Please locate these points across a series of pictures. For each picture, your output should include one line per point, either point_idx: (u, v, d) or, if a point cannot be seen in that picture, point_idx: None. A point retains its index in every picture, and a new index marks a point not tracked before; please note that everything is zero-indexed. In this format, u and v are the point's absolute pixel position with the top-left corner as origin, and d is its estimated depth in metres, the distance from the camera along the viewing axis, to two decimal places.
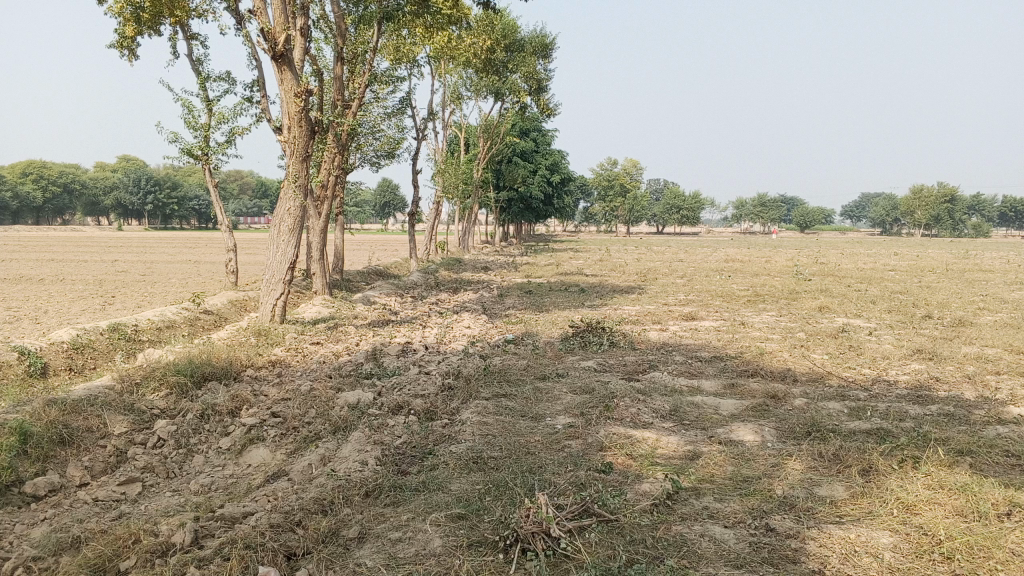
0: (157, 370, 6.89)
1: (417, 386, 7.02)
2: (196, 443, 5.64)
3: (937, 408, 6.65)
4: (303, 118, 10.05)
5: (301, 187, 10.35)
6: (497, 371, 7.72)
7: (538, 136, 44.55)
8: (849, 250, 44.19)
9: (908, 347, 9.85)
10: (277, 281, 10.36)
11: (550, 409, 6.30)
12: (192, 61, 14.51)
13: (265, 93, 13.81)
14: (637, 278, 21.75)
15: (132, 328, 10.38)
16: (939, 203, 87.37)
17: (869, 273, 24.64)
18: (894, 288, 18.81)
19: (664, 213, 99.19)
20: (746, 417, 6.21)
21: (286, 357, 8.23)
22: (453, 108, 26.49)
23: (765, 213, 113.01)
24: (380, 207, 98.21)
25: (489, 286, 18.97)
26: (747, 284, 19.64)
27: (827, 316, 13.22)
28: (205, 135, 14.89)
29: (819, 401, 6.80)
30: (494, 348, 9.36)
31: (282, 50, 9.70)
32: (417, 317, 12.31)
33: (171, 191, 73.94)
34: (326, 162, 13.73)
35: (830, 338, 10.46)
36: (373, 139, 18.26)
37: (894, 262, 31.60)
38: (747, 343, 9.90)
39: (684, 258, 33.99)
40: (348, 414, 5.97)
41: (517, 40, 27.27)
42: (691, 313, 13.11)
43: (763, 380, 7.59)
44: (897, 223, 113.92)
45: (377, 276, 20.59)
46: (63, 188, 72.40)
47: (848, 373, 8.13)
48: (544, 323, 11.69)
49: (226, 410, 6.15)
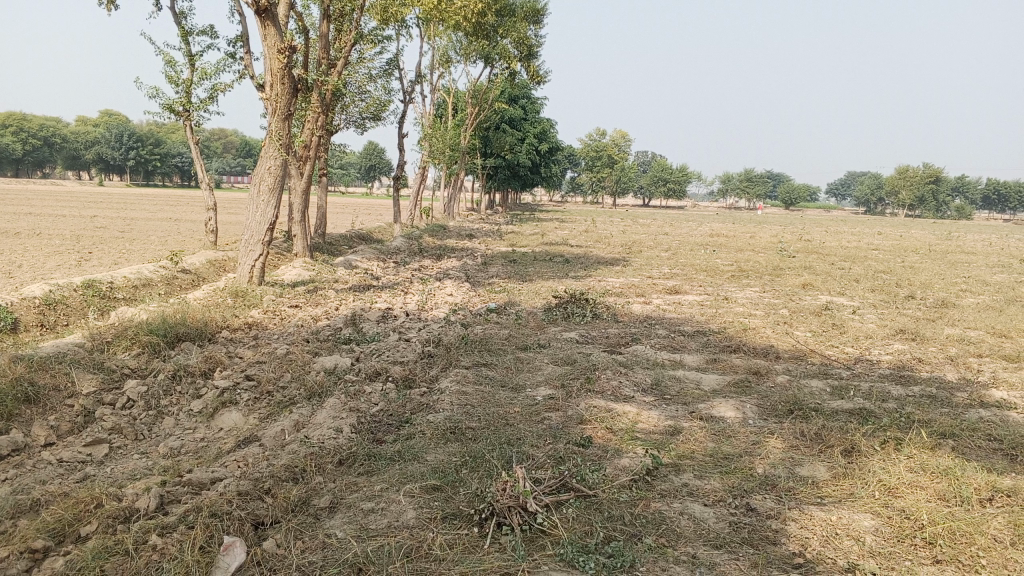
0: (130, 329, 6.72)
1: (396, 352, 6.89)
2: (167, 405, 5.50)
3: (919, 389, 6.61)
4: (286, 75, 9.86)
5: (284, 145, 10.09)
6: (477, 339, 7.62)
7: (527, 103, 44.14)
8: (834, 228, 44.30)
9: (891, 327, 9.83)
10: (256, 242, 10.16)
11: (531, 380, 6.20)
12: (174, 13, 14.13)
13: (248, 49, 13.48)
14: (622, 250, 21.64)
15: (107, 285, 10.16)
16: (923, 184, 87.65)
17: (853, 251, 24.67)
18: (877, 267, 18.83)
19: (651, 185, 98.97)
20: (728, 393, 6.14)
21: (264, 320, 8.07)
22: (442, 71, 26.10)
23: (751, 188, 113.04)
24: (366, 170, 97.42)
25: (473, 254, 18.81)
26: (732, 259, 19.60)
27: (811, 293, 13.20)
28: (187, 90, 14.56)
29: (801, 379, 6.74)
30: (475, 316, 9.24)
31: (266, 4, 9.38)
32: (399, 283, 12.15)
33: (153, 147, 72.99)
34: (309, 122, 13.45)
35: (813, 316, 10.42)
36: (359, 101, 17.95)
37: (877, 241, 31.75)
38: (731, 318, 9.84)
39: (670, 231, 33.92)
40: (324, 379, 5.84)
41: (508, 5, 26.84)
42: (675, 287, 13.03)
43: (746, 356, 7.53)
44: (881, 203, 114.43)
45: (360, 240, 20.37)
46: (43, 141, 71.31)
47: (831, 352, 8.08)
48: (527, 292, 11.58)
49: (199, 371, 6.01)
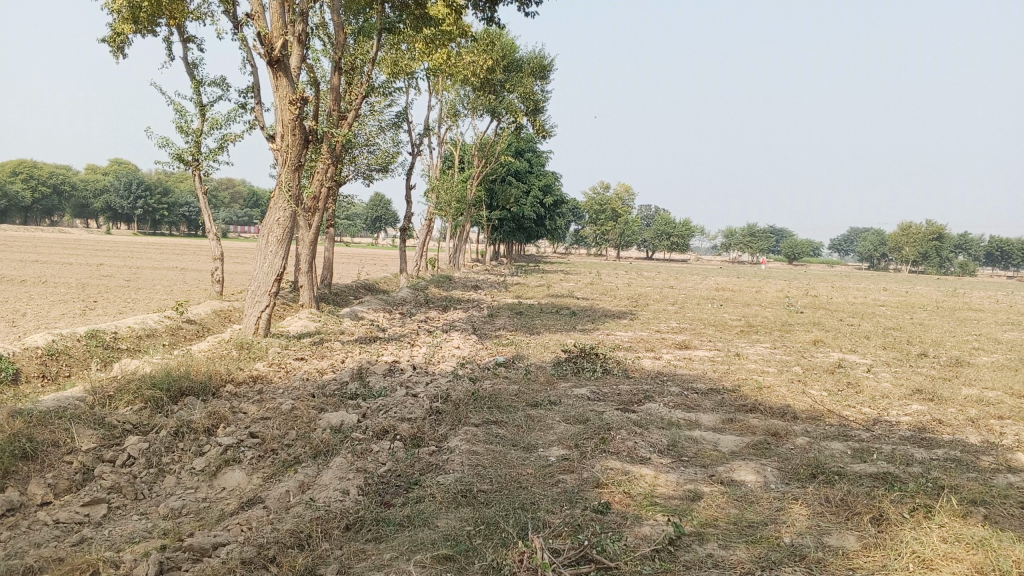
0: (132, 382, 6.56)
1: (404, 409, 6.72)
2: (168, 463, 5.31)
3: (943, 452, 6.39)
4: (298, 126, 9.85)
5: (294, 196, 10.03)
6: (486, 395, 7.43)
7: (532, 156, 44.53)
8: (838, 283, 44.19)
9: (907, 386, 9.63)
10: (262, 293, 10.04)
11: (543, 439, 6.02)
12: (187, 64, 14.26)
13: (259, 100, 13.56)
14: (628, 304, 21.52)
15: (111, 336, 10.02)
16: (926, 240, 87.77)
17: (861, 307, 24.53)
18: (887, 324, 18.64)
19: (655, 239, 99.29)
20: (746, 456, 5.94)
21: (268, 373, 7.92)
22: (449, 124, 26.33)
23: (754, 243, 113.38)
24: (371, 221, 98.10)
25: (480, 306, 18.68)
26: (739, 314, 19.45)
27: (822, 350, 13.02)
28: (197, 140, 14.62)
29: (820, 441, 6.54)
30: (483, 371, 9.06)
31: (279, 56, 9.45)
32: (405, 335, 12.00)
33: (160, 196, 73.56)
34: (319, 173, 13.43)
35: (827, 374, 10.22)
36: (368, 153, 18.04)
37: (883, 297, 31.62)
38: (743, 376, 9.66)
39: (675, 285, 33.83)
40: (330, 437, 5.66)
41: (516, 60, 27.21)
42: (684, 342, 12.87)
43: (762, 416, 7.34)
44: (885, 259, 114.54)
45: (366, 291, 20.30)
46: (53, 188, 71.90)
47: (848, 412, 7.88)
48: (536, 346, 11.43)
49: (202, 428, 5.84)
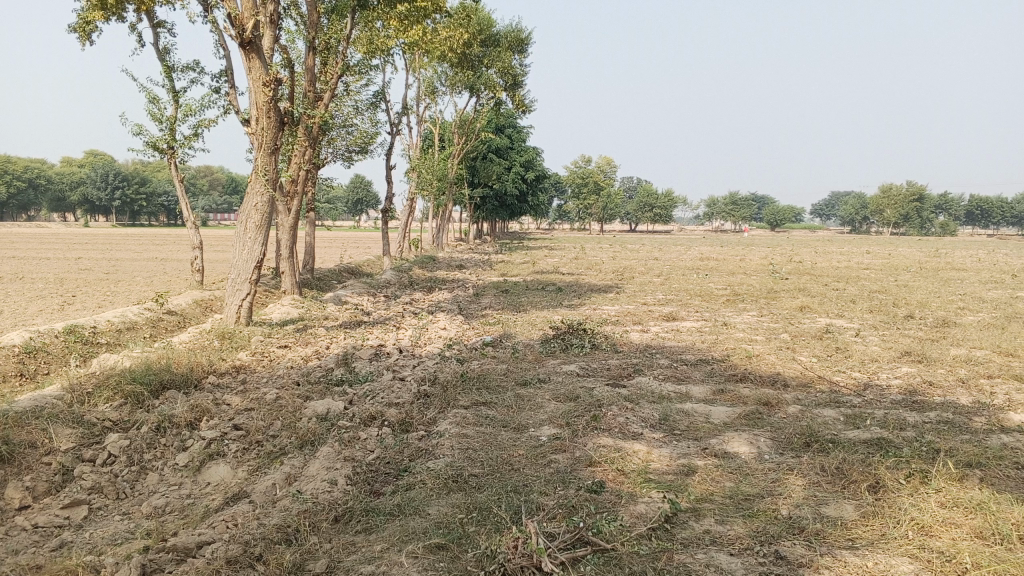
0: (112, 378, 6.41)
1: (391, 394, 6.60)
2: (151, 460, 5.18)
3: (936, 415, 6.35)
4: (272, 109, 9.63)
5: (270, 181, 9.84)
6: (475, 377, 7.32)
7: (513, 132, 44.21)
8: (823, 249, 44.25)
9: (896, 349, 9.59)
10: (242, 281, 9.85)
11: (533, 418, 5.92)
12: (157, 50, 13.93)
13: (232, 84, 13.29)
14: (614, 277, 21.43)
15: (89, 331, 9.83)
16: (907, 202, 88.11)
17: (846, 272, 24.54)
18: (872, 287, 18.66)
19: (638, 211, 99.20)
20: (740, 427, 5.87)
21: (252, 363, 7.78)
22: (428, 102, 26.06)
23: (737, 211, 113.59)
24: (353, 203, 97.66)
25: (465, 285, 18.54)
26: (725, 283, 19.39)
27: (810, 316, 12.99)
28: (171, 127, 14.34)
29: (813, 409, 6.48)
30: (471, 352, 8.95)
31: (249, 37, 9.21)
32: (390, 318, 11.86)
33: (138, 187, 72.82)
34: (296, 156, 13.20)
35: (816, 340, 10.18)
36: (346, 134, 17.79)
37: (867, 260, 31.70)
38: (733, 345, 9.60)
39: (660, 256, 33.76)
40: (316, 426, 5.55)
41: (492, 35, 26.89)
42: (672, 313, 12.80)
43: (753, 386, 7.28)
44: (867, 222, 115.07)
45: (350, 274, 20.13)
46: (29, 183, 70.75)
47: (839, 378, 7.83)
48: (523, 323, 11.32)
49: (185, 422, 5.70)
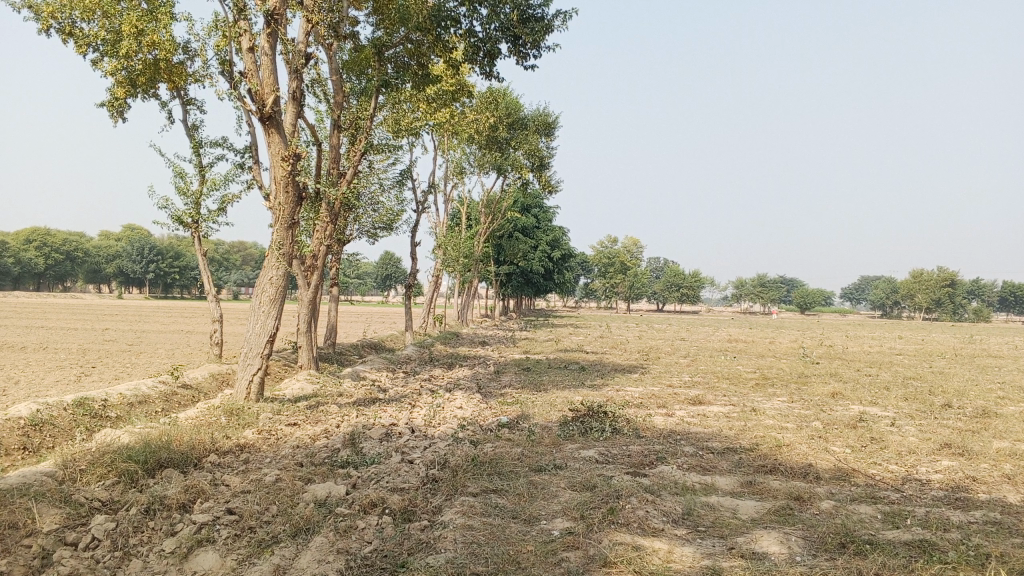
0: (106, 456, 6.14)
1: (397, 477, 6.26)
2: (135, 544, 4.86)
3: (981, 514, 5.87)
4: (291, 183, 9.60)
5: (286, 255, 9.69)
6: (487, 460, 6.96)
7: (540, 212, 44.45)
8: (855, 333, 43.44)
9: (935, 440, 9.06)
10: (254, 356, 9.63)
11: (546, 509, 5.54)
12: (186, 126, 14.12)
13: (257, 159, 13.37)
14: (639, 357, 20.98)
15: (99, 404, 9.63)
16: (939, 287, 87.02)
17: (878, 357, 23.86)
18: (907, 374, 18.04)
19: (665, 291, 98.73)
20: (769, 524, 5.44)
21: (257, 441, 7.47)
22: (455, 181, 26.26)
23: (765, 294, 112.70)
24: (381, 279, 98.64)
25: (487, 362, 18.20)
26: (754, 367, 18.85)
27: (842, 403, 12.48)
28: (196, 201, 14.43)
29: (848, 505, 6.03)
30: (486, 433, 8.58)
31: (270, 111, 9.32)
32: (407, 396, 11.55)
33: (172, 261, 74.12)
34: (318, 230, 13.14)
35: (849, 429, 9.67)
36: (372, 211, 17.91)
37: (899, 346, 30.99)
38: (760, 433, 9.13)
39: (686, 337, 33.24)
40: (313, 512, 5.22)
41: (519, 118, 27.21)
42: (697, 397, 12.33)
43: (783, 478, 6.83)
44: (897, 306, 113.72)
45: (370, 350, 19.90)
46: (65, 255, 71.96)
47: (875, 471, 7.34)
48: (542, 404, 10.93)
49: (177, 504, 5.40)
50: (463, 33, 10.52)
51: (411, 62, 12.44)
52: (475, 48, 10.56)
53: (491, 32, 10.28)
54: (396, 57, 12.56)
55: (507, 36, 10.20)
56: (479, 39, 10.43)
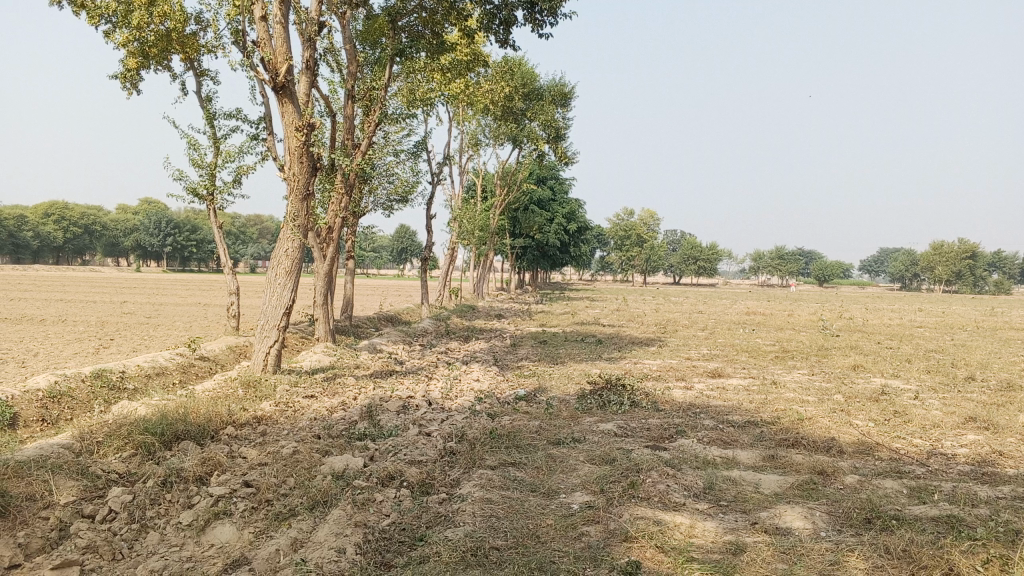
0: (123, 428, 6.13)
1: (415, 450, 6.20)
2: (152, 517, 4.82)
3: (1009, 489, 5.74)
4: (305, 153, 9.49)
5: (301, 227, 9.60)
6: (505, 433, 6.89)
7: (556, 184, 44.15)
8: (875, 305, 43.03)
9: (959, 414, 8.91)
10: (271, 328, 9.59)
11: (565, 483, 5.47)
12: (199, 97, 14.01)
13: (271, 131, 13.26)
14: (657, 330, 20.86)
15: (117, 375, 9.65)
16: (960, 259, 86.11)
17: (899, 329, 23.60)
18: (928, 347, 17.82)
19: (682, 264, 98.27)
20: (792, 499, 5.35)
21: (273, 414, 7.44)
22: (471, 153, 26.06)
23: (783, 266, 111.99)
24: (398, 253, 98.81)
25: (503, 335, 18.13)
26: (773, 339, 18.68)
27: (862, 376, 12.33)
28: (211, 174, 14.36)
29: (873, 479, 5.92)
30: (503, 406, 8.51)
31: (283, 81, 9.19)
32: (423, 368, 11.50)
33: (189, 234, 74.48)
34: (334, 202, 13.04)
35: (871, 403, 9.54)
36: (387, 183, 17.79)
37: (920, 318, 30.67)
38: (781, 406, 9.01)
39: (704, 310, 33.04)
40: (330, 485, 5.17)
41: (535, 88, 26.89)
42: (716, 370, 12.21)
43: (805, 452, 6.73)
44: (917, 279, 112.69)
45: (387, 322, 19.89)
46: (84, 229, 72.42)
47: (899, 445, 7.21)
48: (560, 377, 10.85)
49: (194, 476, 5.37)
50: (479, 1, 10.32)
51: (426, 30, 12.24)
52: (491, 15, 10.35)
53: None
54: (410, 25, 12.36)
55: (524, 4, 10.01)
56: (495, 6, 10.21)
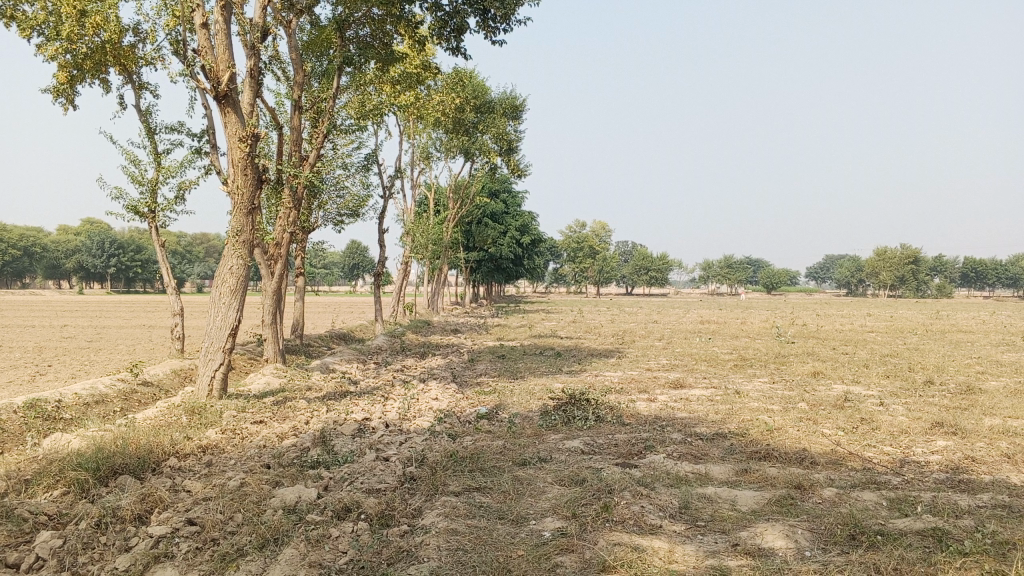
0: (55, 464, 5.64)
1: (372, 477, 5.84)
2: (85, 564, 4.35)
3: (989, 497, 5.58)
4: (249, 165, 9.07)
5: (246, 242, 9.14)
6: (469, 455, 6.55)
7: (508, 197, 43.95)
8: (824, 311, 43.64)
9: (926, 420, 8.81)
10: (216, 350, 9.11)
11: (533, 507, 5.16)
12: (139, 111, 13.44)
13: (214, 144, 12.75)
14: (615, 341, 20.65)
15: (52, 405, 9.06)
16: (902, 264, 88.19)
17: (851, 334, 23.79)
18: (883, 351, 17.91)
19: (633, 274, 98.81)
20: (771, 516, 5.11)
21: (220, 442, 6.99)
22: (422, 166, 25.67)
23: (732, 274, 113.43)
24: (349, 269, 97.75)
25: (460, 351, 17.75)
26: (730, 347, 18.61)
27: (823, 383, 12.25)
28: (152, 190, 13.78)
29: (851, 492, 5.72)
30: (464, 426, 8.16)
31: (225, 90, 8.79)
32: (379, 388, 11.07)
33: (134, 255, 72.69)
34: (281, 218, 12.55)
35: (838, 410, 9.40)
36: (337, 197, 17.37)
37: (871, 322, 31.08)
38: (748, 416, 8.82)
39: (659, 319, 33.01)
40: (281, 520, 4.78)
41: (487, 101, 26.66)
42: (678, 380, 12.00)
43: (778, 465, 6.52)
44: (862, 284, 115.14)
45: (340, 341, 19.38)
46: (23, 251, 70.03)
47: (871, 454, 7.05)
48: (521, 393, 10.52)
49: (131, 516, 4.93)
50: (431, 7, 10.03)
51: (375, 40, 11.91)
52: (442, 23, 10.05)
53: (459, 5, 9.81)
54: (359, 35, 12.02)
55: (476, 10, 9.76)
56: (446, 13, 9.94)
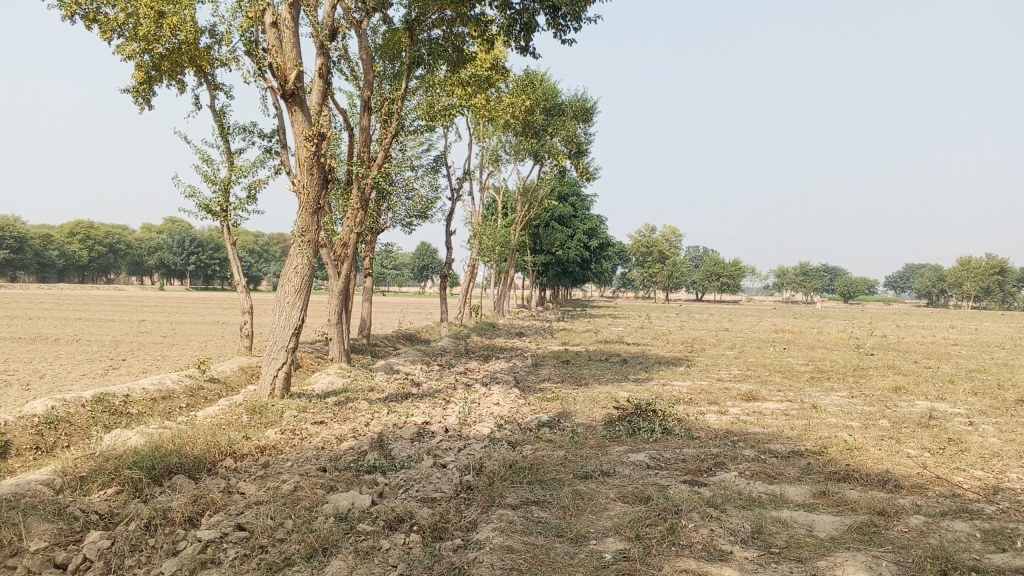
0: (112, 461, 5.61)
1: (429, 485, 5.65)
2: (131, 567, 4.26)
3: None
4: (315, 165, 9.00)
5: (311, 242, 9.08)
6: (528, 466, 6.30)
7: (577, 200, 43.55)
8: (905, 322, 41.94)
9: (1021, 443, 8.18)
10: (279, 349, 9.08)
11: (593, 526, 4.89)
12: (213, 111, 13.63)
13: (285, 144, 12.83)
14: (684, 349, 20.11)
15: (120, 400, 9.13)
16: (989, 274, 84.35)
17: (934, 348, 22.66)
18: (970, 366, 16.95)
19: (704, 280, 96.97)
20: (853, 545, 4.71)
21: (279, 443, 6.90)
22: (490, 169, 25.58)
23: (807, 282, 110.47)
24: (419, 270, 98.49)
25: (524, 355, 17.50)
26: (805, 359, 17.88)
27: (906, 398, 11.59)
28: (224, 189, 13.96)
29: (940, 521, 5.28)
30: (525, 434, 7.91)
31: (292, 88, 8.78)
32: (441, 391, 10.91)
33: (212, 252, 74.70)
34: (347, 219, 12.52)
35: (924, 429, 8.82)
36: (406, 198, 17.35)
37: (955, 336, 29.66)
38: (825, 433, 8.34)
39: (730, 327, 32.18)
40: (332, 529, 4.62)
41: (556, 103, 26.40)
42: (750, 392, 11.50)
43: (859, 488, 6.09)
44: (944, 294, 110.71)
45: (405, 342, 19.37)
46: (109, 248, 72.49)
47: (962, 479, 6.53)
48: (585, 401, 10.21)
49: (181, 518, 4.84)
50: (500, 6, 9.83)
51: (446, 43, 11.79)
52: (511, 22, 9.85)
53: (528, 3, 9.57)
54: (431, 38, 11.92)
55: (545, 7, 9.50)
56: (515, 11, 9.72)
